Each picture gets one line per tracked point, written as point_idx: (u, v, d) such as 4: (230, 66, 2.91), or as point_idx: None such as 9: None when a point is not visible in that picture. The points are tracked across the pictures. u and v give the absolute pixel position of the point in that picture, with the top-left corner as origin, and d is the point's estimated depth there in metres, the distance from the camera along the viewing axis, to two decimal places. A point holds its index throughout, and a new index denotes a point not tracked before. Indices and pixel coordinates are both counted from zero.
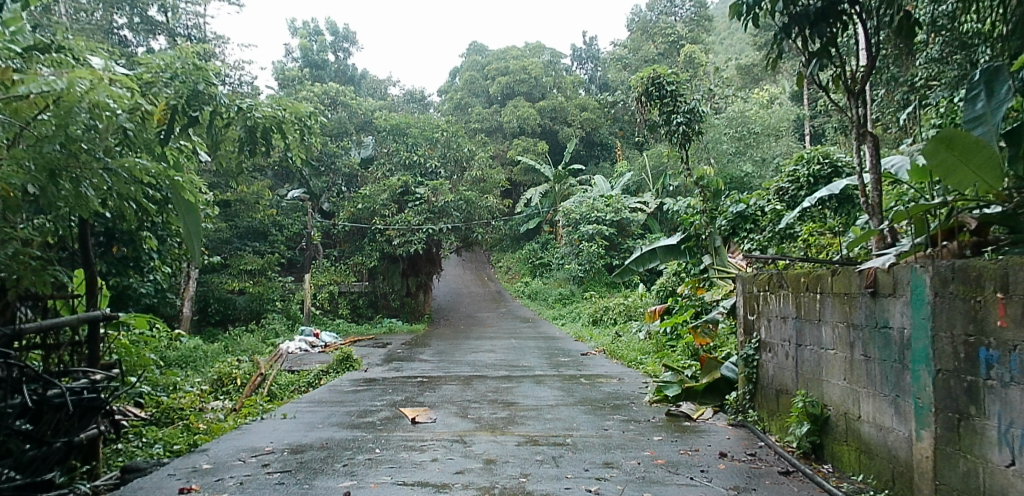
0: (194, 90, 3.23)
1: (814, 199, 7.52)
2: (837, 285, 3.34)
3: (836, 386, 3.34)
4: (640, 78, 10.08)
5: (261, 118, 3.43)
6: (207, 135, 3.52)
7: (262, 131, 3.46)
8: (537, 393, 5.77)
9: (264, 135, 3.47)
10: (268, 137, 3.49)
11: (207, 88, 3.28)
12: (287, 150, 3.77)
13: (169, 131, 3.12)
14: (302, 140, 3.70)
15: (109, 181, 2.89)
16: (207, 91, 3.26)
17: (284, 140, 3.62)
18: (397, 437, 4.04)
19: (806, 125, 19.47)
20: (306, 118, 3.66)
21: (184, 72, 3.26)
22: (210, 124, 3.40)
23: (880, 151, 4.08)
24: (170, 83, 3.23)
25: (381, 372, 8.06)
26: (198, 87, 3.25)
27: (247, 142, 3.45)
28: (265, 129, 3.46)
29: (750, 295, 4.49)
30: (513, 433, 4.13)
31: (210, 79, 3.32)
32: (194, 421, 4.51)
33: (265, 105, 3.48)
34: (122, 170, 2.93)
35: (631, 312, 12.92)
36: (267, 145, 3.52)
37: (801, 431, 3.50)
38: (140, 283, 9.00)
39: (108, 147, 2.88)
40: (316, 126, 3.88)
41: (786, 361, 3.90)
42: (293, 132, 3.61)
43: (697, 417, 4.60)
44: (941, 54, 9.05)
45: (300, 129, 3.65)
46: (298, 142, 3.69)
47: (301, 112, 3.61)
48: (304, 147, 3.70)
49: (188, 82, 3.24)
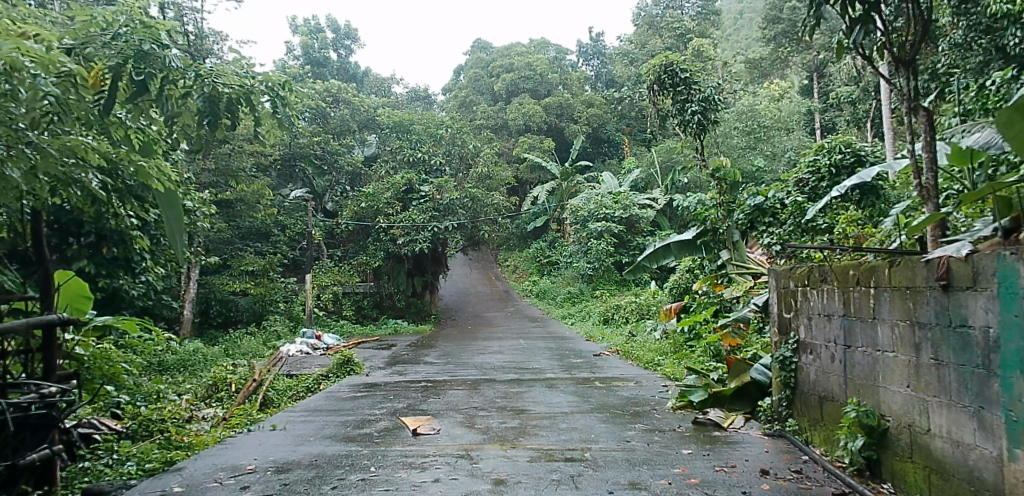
0: (139, 49, 2.75)
1: (842, 188, 7.03)
2: (896, 278, 2.90)
3: (897, 394, 2.91)
4: (652, 66, 10.14)
5: (223, 85, 2.95)
6: (159, 110, 2.92)
7: (223, 100, 2.95)
8: (551, 399, 5.34)
9: (231, 106, 2.99)
10: (234, 109, 2.99)
11: (155, 48, 2.79)
12: (259, 129, 3.32)
13: (111, 99, 2.70)
14: (274, 111, 3.25)
15: (32, 157, 2.82)
16: (155, 51, 2.77)
17: (254, 112, 3.14)
18: (395, 452, 3.63)
19: (818, 118, 19.07)
20: (278, 86, 3.25)
21: (128, 32, 2.80)
22: (161, 93, 2.86)
23: (936, 127, 3.60)
24: (109, 44, 2.79)
25: (383, 376, 7.63)
26: (145, 47, 2.77)
27: (206, 114, 2.92)
28: (229, 99, 2.97)
29: (786, 291, 4.04)
30: (525, 447, 3.71)
31: (161, 38, 2.82)
32: (175, 434, 4.08)
33: (227, 71, 3.04)
34: (51, 147, 2.87)
35: (643, 311, 12.50)
36: (232, 118, 3.01)
37: (854, 446, 3.07)
38: (132, 285, 8.41)
39: (34, 119, 2.77)
40: (292, 94, 3.42)
41: (832, 365, 3.47)
42: (263, 100, 3.19)
43: (728, 427, 4.17)
44: (964, 40, 8.60)
45: (271, 98, 3.22)
46: (271, 113, 3.25)
47: (274, 82, 3.22)
48: (278, 119, 3.25)
49: (133, 41, 2.77)
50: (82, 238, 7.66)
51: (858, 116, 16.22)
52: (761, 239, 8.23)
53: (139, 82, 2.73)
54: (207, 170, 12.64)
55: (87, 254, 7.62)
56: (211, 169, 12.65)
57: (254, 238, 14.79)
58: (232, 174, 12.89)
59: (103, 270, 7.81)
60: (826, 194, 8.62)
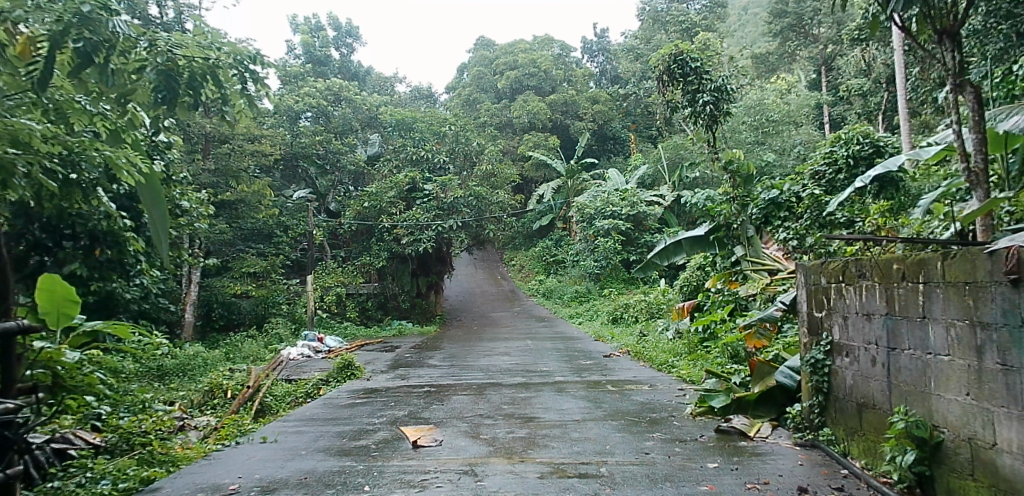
0: (80, 12, 2.43)
1: (866, 178, 6.69)
2: (952, 272, 2.57)
3: (954, 403, 2.59)
4: (661, 56, 9.89)
5: (184, 57, 2.70)
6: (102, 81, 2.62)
7: (184, 75, 2.72)
8: (561, 405, 5.02)
9: (194, 82, 2.76)
10: (198, 85, 2.76)
11: (96, 11, 2.46)
12: (225, 109, 3.09)
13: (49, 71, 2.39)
14: (242, 90, 2.99)
15: None
16: (97, 16, 2.45)
17: (220, 90, 2.90)
18: (393, 468, 3.33)
19: (827, 111, 18.75)
20: (248, 59, 2.98)
21: None
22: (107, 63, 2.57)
23: (984, 105, 3.28)
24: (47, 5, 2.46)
25: (385, 381, 7.31)
26: (85, 9, 2.44)
27: (161, 89, 2.64)
28: (192, 74, 2.74)
29: (817, 288, 3.70)
30: (535, 460, 3.40)
31: (107, 1, 2.49)
32: (158, 447, 3.80)
33: (188, 42, 2.75)
34: None
35: (654, 309, 12.17)
36: (194, 96, 2.78)
37: (903, 460, 2.75)
38: (127, 288, 8.13)
39: None
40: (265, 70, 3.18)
41: (873, 369, 3.14)
42: (231, 76, 2.94)
43: (754, 436, 3.84)
44: (984, 26, 8.19)
45: (239, 74, 2.96)
46: (240, 92, 3.00)
47: (240, 53, 2.95)
48: (248, 99, 3.00)
49: (73, 2, 2.44)
50: (74, 240, 7.31)
51: (869, 109, 16.06)
52: (775, 234, 7.81)
53: (76, 51, 2.43)
54: (205, 170, 12.38)
55: (80, 255, 7.29)
56: (210, 169, 12.44)
57: (257, 240, 14.41)
58: (233, 174, 12.66)
59: (95, 275, 7.49)
60: (845, 186, 8.30)
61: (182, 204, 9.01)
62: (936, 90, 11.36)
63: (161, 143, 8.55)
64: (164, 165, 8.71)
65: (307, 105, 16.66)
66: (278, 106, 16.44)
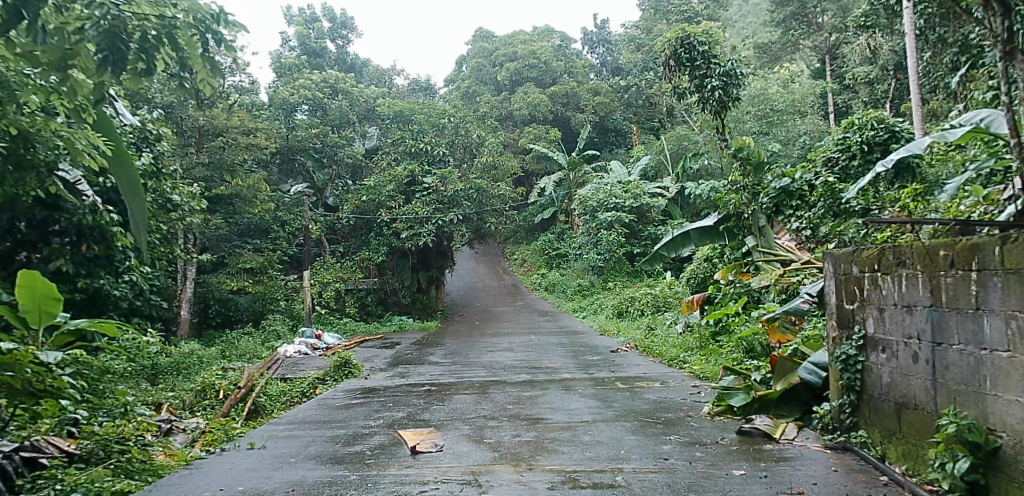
0: None
1: (888, 162, 6.36)
2: (1013, 258, 2.27)
3: (1015, 405, 2.30)
4: (667, 39, 9.59)
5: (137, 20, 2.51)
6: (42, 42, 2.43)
7: (133, 36, 2.49)
8: (570, 404, 4.75)
9: (146, 45, 2.55)
10: (150, 47, 2.55)
11: None
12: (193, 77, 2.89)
13: None
14: (205, 52, 2.74)
15: None
16: None
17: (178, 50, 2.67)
18: (389, 477, 3.05)
19: (831, 99, 18.38)
20: (210, 19, 2.74)
21: None
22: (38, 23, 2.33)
23: None
24: None
25: (383, 379, 7.03)
26: None
27: (103, 49, 2.38)
28: (143, 35, 2.52)
29: (848, 277, 3.40)
30: (544, 468, 3.13)
31: None
32: (137, 454, 3.51)
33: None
34: None
35: (660, 303, 11.89)
36: (145, 58, 2.55)
37: (955, 467, 2.47)
38: (115, 285, 7.77)
39: None
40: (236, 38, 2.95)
41: (915, 365, 2.85)
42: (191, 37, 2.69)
43: (780, 437, 3.56)
44: None
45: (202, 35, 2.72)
46: (202, 54, 2.75)
47: (201, 12, 2.71)
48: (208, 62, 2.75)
49: None
50: (62, 236, 7.13)
51: (876, 98, 15.70)
52: (787, 224, 7.52)
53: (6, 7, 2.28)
54: (199, 164, 12.08)
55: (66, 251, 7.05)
56: (204, 163, 12.15)
57: (253, 235, 14.06)
58: (227, 168, 12.35)
59: (83, 271, 7.25)
60: (859, 174, 8.03)
61: (172, 198, 8.75)
62: (948, 75, 11.00)
63: (152, 135, 8.42)
64: (154, 157, 8.54)
65: (302, 97, 16.31)
66: (274, 99, 16.15)
